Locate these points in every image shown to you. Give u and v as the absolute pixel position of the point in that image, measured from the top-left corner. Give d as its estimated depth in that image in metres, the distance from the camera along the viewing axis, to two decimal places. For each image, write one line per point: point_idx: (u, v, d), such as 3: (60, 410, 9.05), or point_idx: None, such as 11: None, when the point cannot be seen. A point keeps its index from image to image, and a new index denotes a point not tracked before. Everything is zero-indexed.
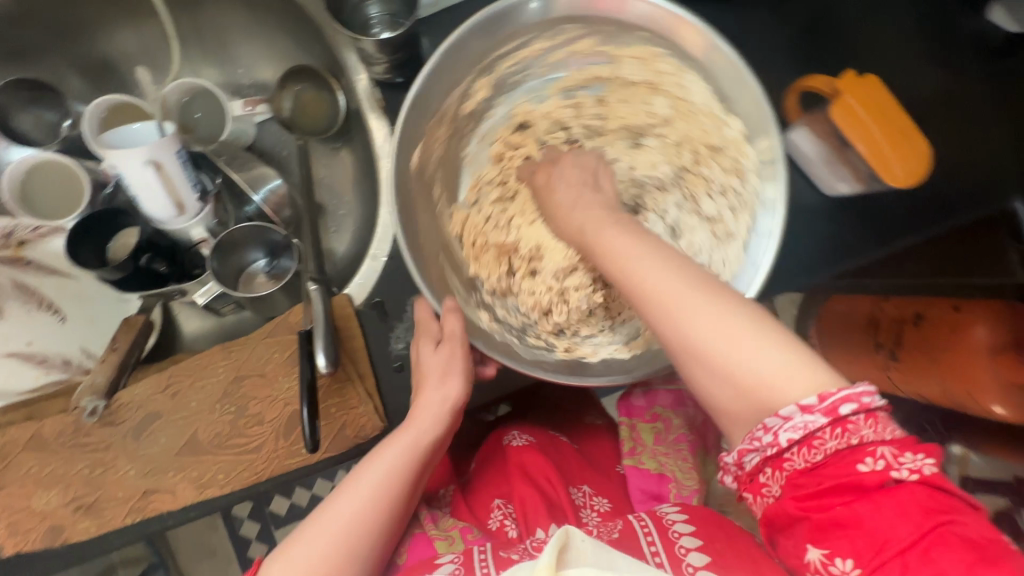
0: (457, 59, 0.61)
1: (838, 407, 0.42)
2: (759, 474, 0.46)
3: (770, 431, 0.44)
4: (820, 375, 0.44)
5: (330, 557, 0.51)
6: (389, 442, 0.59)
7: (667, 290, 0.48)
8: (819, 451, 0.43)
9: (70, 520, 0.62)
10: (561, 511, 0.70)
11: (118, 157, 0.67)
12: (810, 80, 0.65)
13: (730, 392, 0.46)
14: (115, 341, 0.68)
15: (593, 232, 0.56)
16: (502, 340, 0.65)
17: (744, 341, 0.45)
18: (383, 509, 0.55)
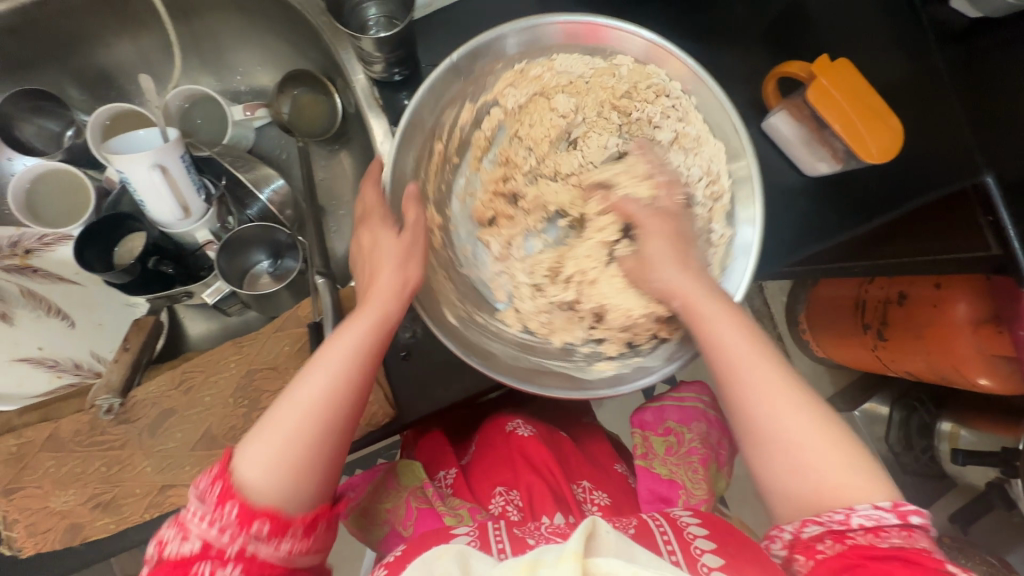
0: (458, 73, 0.65)
1: (907, 514, 0.49)
2: (816, 541, 0.51)
3: (843, 512, 0.50)
4: (885, 487, 0.52)
5: (293, 443, 0.51)
6: (342, 331, 0.56)
7: (775, 387, 0.56)
8: (883, 541, 0.49)
9: (89, 518, 0.63)
10: (565, 505, 0.70)
11: (124, 162, 0.68)
12: (785, 67, 0.70)
13: (806, 485, 0.53)
14: (127, 341, 0.70)
15: (699, 299, 0.60)
16: (526, 361, 0.66)
17: (825, 443, 0.53)
18: (345, 403, 0.54)
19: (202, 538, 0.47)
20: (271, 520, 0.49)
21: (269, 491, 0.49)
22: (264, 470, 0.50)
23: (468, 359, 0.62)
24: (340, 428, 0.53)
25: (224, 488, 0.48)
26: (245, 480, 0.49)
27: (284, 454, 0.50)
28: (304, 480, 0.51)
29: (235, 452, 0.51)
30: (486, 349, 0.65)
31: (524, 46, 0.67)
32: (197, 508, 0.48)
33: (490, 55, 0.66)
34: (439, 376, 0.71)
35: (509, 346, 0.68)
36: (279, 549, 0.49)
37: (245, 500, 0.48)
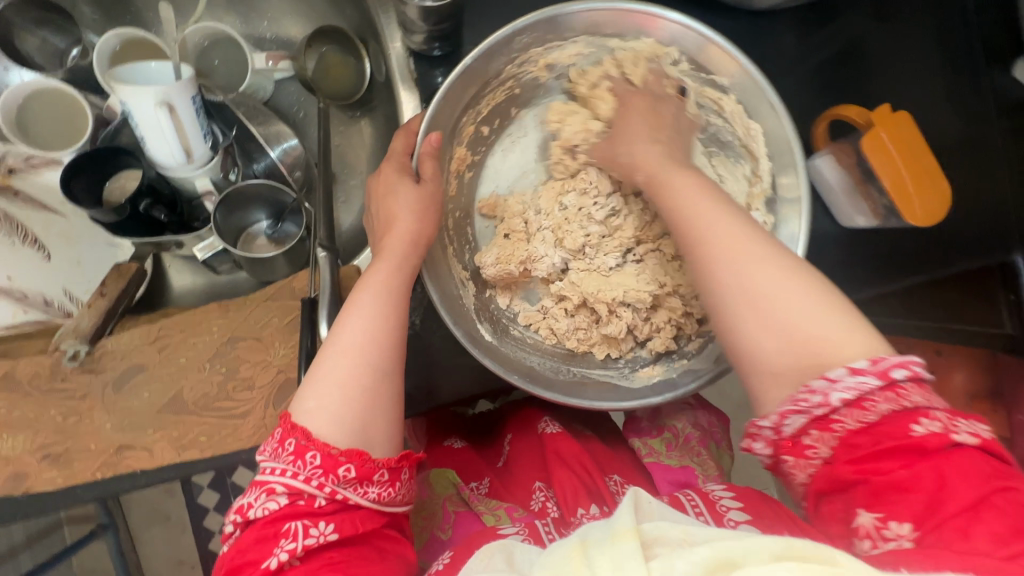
0: (504, 51, 0.60)
1: (890, 370, 0.43)
2: (803, 437, 0.45)
3: (822, 392, 0.43)
4: (873, 341, 0.45)
5: (352, 391, 0.47)
6: (364, 285, 0.52)
7: (732, 239, 0.49)
8: (872, 413, 0.42)
9: (36, 468, 0.58)
10: (599, 496, 0.68)
11: (130, 95, 0.64)
12: (843, 109, 0.65)
13: (775, 337, 0.46)
14: (104, 285, 0.65)
15: (665, 172, 0.54)
16: (538, 363, 0.64)
17: (803, 291, 0.47)
18: (379, 341, 0.49)
19: (287, 491, 0.43)
20: (359, 463, 0.45)
21: (347, 436, 0.46)
22: (336, 421, 0.46)
23: (512, 378, 0.58)
24: (384, 358, 0.49)
25: (298, 441, 0.44)
26: (318, 429, 0.45)
27: (348, 402, 0.46)
28: (372, 420, 0.47)
29: (297, 408, 0.47)
30: (527, 365, 0.62)
31: (576, 30, 0.61)
32: (277, 465, 0.44)
33: (542, 34, 0.60)
34: (431, 369, 0.67)
35: (548, 357, 0.66)
36: (368, 495, 0.46)
37: (323, 447, 0.44)
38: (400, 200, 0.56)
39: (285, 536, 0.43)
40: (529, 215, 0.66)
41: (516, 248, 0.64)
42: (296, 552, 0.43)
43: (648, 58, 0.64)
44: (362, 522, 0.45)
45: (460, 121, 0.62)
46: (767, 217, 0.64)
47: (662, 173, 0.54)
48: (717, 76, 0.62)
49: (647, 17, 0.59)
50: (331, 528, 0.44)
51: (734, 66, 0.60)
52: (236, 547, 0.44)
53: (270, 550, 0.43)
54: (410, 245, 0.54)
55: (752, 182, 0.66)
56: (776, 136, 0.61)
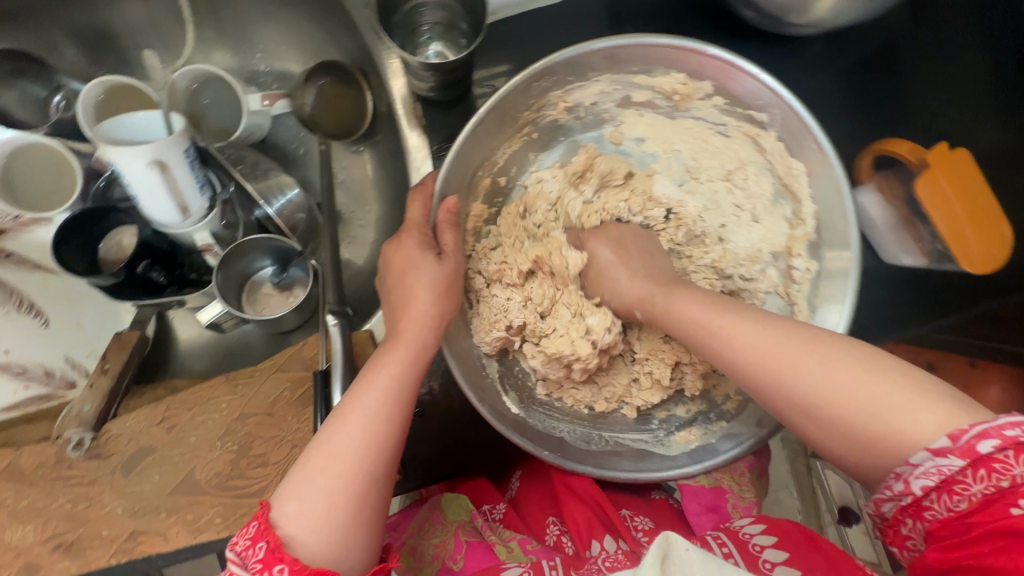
0: (521, 98, 0.55)
1: (976, 444, 0.35)
2: (900, 525, 0.40)
3: (901, 480, 0.37)
4: (941, 411, 0.37)
5: (338, 496, 0.43)
6: (373, 374, 0.48)
7: (775, 349, 0.43)
8: (964, 498, 0.35)
9: (49, 559, 0.56)
10: (614, 529, 0.67)
11: (117, 155, 0.59)
12: (891, 145, 0.60)
13: (848, 447, 0.40)
14: (105, 360, 0.62)
15: (662, 296, 0.52)
16: (555, 429, 0.59)
17: (880, 375, 0.39)
18: (385, 442, 0.46)
19: None
20: None
21: (322, 548, 0.42)
22: (315, 530, 0.42)
23: (543, 454, 0.54)
24: (377, 461, 0.45)
25: (270, 549, 0.40)
26: (292, 535, 0.42)
27: (332, 508, 0.43)
28: (360, 533, 0.43)
29: (274, 504, 0.43)
30: (556, 436, 0.58)
31: (598, 70, 0.55)
32: (238, 573, 0.40)
33: (562, 77, 0.55)
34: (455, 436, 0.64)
35: (578, 424, 0.61)
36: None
37: (294, 563, 0.40)
38: (421, 273, 0.51)
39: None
40: (539, 263, 0.59)
41: (490, 309, 0.58)
42: None
43: (678, 93, 0.58)
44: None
45: (476, 176, 0.58)
46: (810, 263, 0.57)
47: (663, 299, 0.52)
48: (756, 112, 0.55)
49: (683, 55, 0.52)
50: None
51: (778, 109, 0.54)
52: None
53: None
54: (431, 326, 0.51)
55: (793, 225, 0.59)
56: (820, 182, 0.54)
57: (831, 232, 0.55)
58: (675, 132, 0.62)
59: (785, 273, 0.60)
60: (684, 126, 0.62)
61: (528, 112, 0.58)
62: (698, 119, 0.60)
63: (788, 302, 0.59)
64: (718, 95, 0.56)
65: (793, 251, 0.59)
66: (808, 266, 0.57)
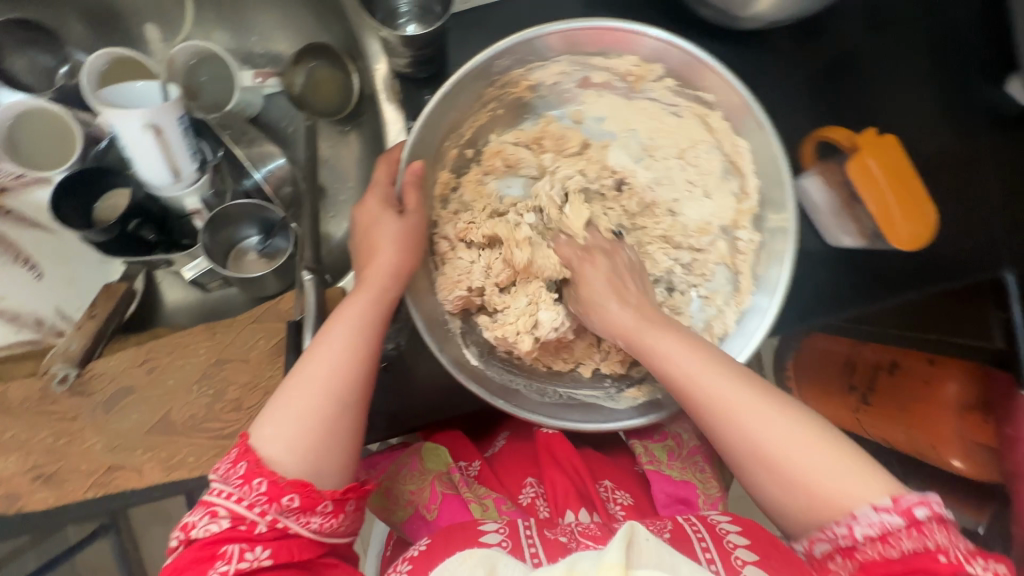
0: (483, 76, 0.61)
1: (912, 508, 0.44)
2: (828, 560, 0.47)
3: (846, 524, 0.46)
4: (879, 481, 0.47)
5: (312, 420, 0.47)
6: (342, 314, 0.52)
7: (725, 398, 0.51)
8: (894, 548, 0.44)
9: (28, 489, 0.59)
10: (589, 502, 0.70)
11: (115, 116, 0.64)
12: (830, 131, 0.65)
13: (801, 499, 0.49)
14: (94, 307, 0.66)
15: (645, 332, 0.55)
16: (508, 381, 0.63)
17: (819, 445, 0.49)
18: (353, 374, 0.50)
19: (230, 515, 0.43)
20: (303, 494, 0.45)
21: (298, 465, 0.46)
22: (288, 450, 0.46)
23: (498, 403, 0.59)
24: (344, 390, 0.49)
25: (249, 466, 0.45)
26: (271, 455, 0.46)
27: (307, 430, 0.47)
28: (331, 454, 0.48)
29: (254, 432, 0.47)
30: (512, 388, 0.63)
31: (555, 50, 0.61)
32: (221, 488, 0.44)
33: (522, 56, 0.61)
34: (417, 393, 0.67)
35: (535, 379, 0.65)
36: (309, 525, 0.46)
37: (273, 476, 0.44)
38: (382, 228, 0.56)
39: (221, 558, 0.42)
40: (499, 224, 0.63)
41: (453, 269, 0.63)
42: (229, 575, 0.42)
43: (631, 74, 0.64)
44: (299, 552, 0.45)
45: (443, 146, 0.63)
46: (754, 235, 0.64)
47: (640, 335, 0.56)
48: (704, 93, 0.62)
49: (623, 35, 0.59)
50: (266, 554, 0.43)
51: (721, 89, 0.60)
52: (174, 563, 0.43)
53: (204, 571, 0.43)
54: (394, 276, 0.55)
55: (740, 199, 0.65)
56: (762, 156, 0.61)
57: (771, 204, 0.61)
58: (632, 113, 0.68)
59: (731, 245, 0.66)
60: (640, 106, 0.68)
61: (491, 89, 0.63)
62: (653, 100, 0.66)
63: (734, 271, 0.65)
64: (669, 77, 0.63)
65: (738, 223, 0.65)
66: (752, 238, 0.64)
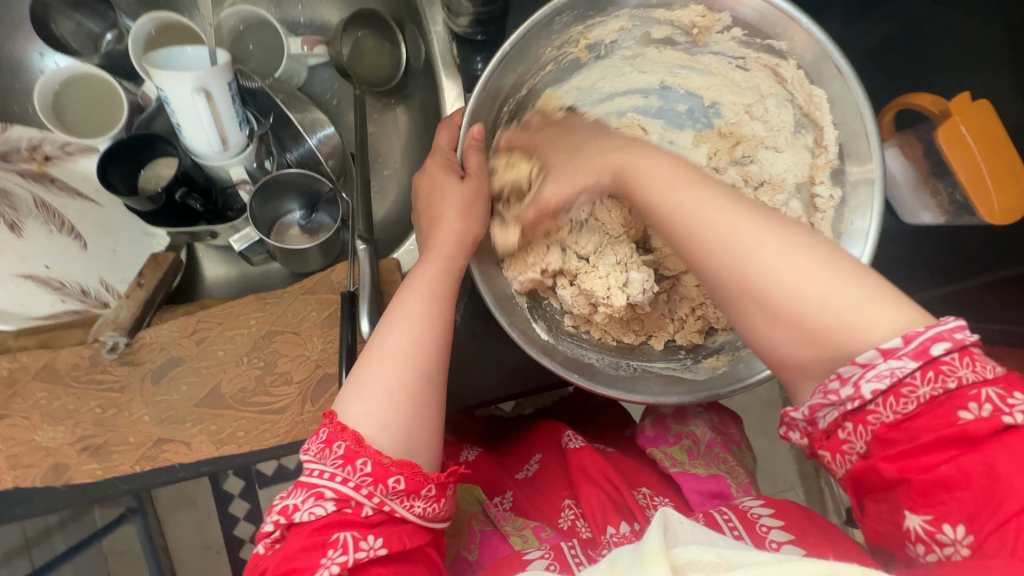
0: (544, 33, 0.57)
1: (928, 347, 0.36)
2: (837, 429, 0.40)
3: (851, 382, 0.38)
4: (893, 308, 0.39)
5: (399, 396, 0.44)
6: (412, 284, 0.50)
7: (715, 216, 0.43)
8: (910, 401, 0.37)
9: (76, 460, 0.58)
10: (628, 512, 0.64)
11: (165, 79, 0.61)
12: (914, 97, 0.61)
13: (796, 336, 0.40)
14: (141, 275, 0.64)
15: (636, 163, 0.48)
16: (580, 355, 0.60)
17: (805, 267, 0.40)
18: (432, 347, 0.47)
19: (336, 496, 0.40)
20: (409, 476, 0.42)
21: (394, 443, 0.43)
22: (381, 427, 0.43)
23: (573, 377, 0.56)
24: (426, 364, 0.46)
25: (350, 446, 0.41)
26: (367, 433, 0.42)
27: (394, 410, 0.44)
28: (421, 431, 0.44)
29: (339, 410, 0.44)
30: (586, 362, 0.59)
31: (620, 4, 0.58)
32: (321, 469, 0.41)
33: (583, 11, 0.57)
34: (473, 370, 0.65)
35: (606, 353, 0.62)
36: (414, 509, 0.42)
37: (376, 455, 0.41)
38: (445, 194, 0.54)
39: (332, 547, 0.39)
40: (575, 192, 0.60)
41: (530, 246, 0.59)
42: (347, 565, 0.39)
43: (696, 27, 0.60)
44: (409, 539, 0.42)
45: (502, 110, 0.60)
46: (833, 191, 0.59)
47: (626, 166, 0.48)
48: (775, 41, 0.57)
49: None
50: (379, 543, 0.40)
51: (797, 39, 0.55)
52: (282, 552, 0.40)
53: (317, 560, 0.39)
54: (460, 244, 0.52)
55: (815, 153, 0.60)
56: None
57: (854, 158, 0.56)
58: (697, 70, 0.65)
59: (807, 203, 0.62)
60: (703, 61, 0.64)
61: (553, 48, 0.60)
62: (716, 54, 0.62)
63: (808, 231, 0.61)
64: (736, 27, 0.58)
65: (814, 179, 0.61)
66: (832, 194, 0.58)
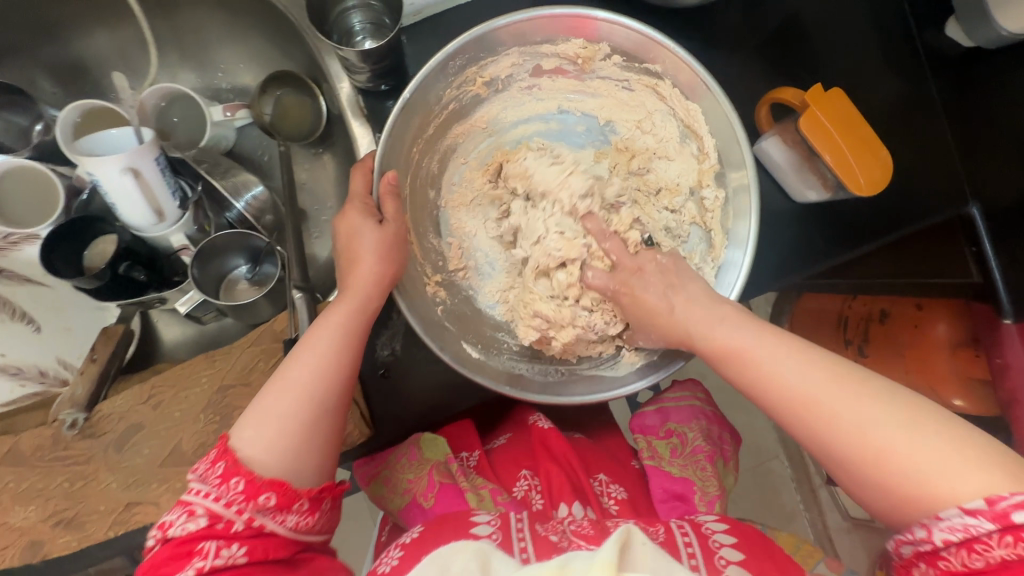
0: (440, 76, 0.63)
1: (1010, 513, 0.39)
2: (913, 566, 0.44)
3: (925, 528, 0.42)
4: (985, 474, 0.41)
5: (292, 420, 0.48)
6: (324, 321, 0.53)
7: (812, 392, 0.49)
8: (982, 557, 0.40)
9: (51, 535, 0.61)
10: (583, 495, 0.71)
11: (94, 164, 0.65)
12: (780, 93, 0.68)
13: (890, 498, 0.45)
14: (94, 351, 0.69)
15: (715, 333, 0.55)
16: (512, 367, 0.66)
17: (899, 431, 0.45)
18: (337, 378, 0.51)
19: (208, 514, 0.43)
20: (280, 493, 0.45)
21: (277, 464, 0.46)
22: (267, 448, 0.46)
23: (504, 389, 0.61)
24: (326, 393, 0.50)
25: (228, 466, 0.44)
26: (246, 454, 0.46)
27: (287, 435, 0.47)
28: (313, 454, 0.48)
29: (231, 433, 0.47)
30: (517, 373, 0.65)
31: (504, 44, 0.64)
32: (200, 488, 0.44)
33: (474, 54, 0.63)
34: (420, 393, 0.69)
35: (536, 361, 0.68)
36: (286, 523, 0.46)
37: (250, 475, 0.44)
38: (364, 236, 0.58)
39: (197, 555, 0.42)
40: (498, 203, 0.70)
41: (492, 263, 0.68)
42: (204, 570, 0.42)
43: (581, 57, 0.66)
44: (275, 550, 0.45)
45: (411, 152, 0.66)
46: (718, 191, 0.67)
47: (701, 332, 0.56)
48: (650, 65, 0.65)
49: (578, 20, 0.62)
50: (242, 551, 0.43)
51: (670, 64, 0.63)
52: (150, 560, 0.43)
53: (180, 568, 0.42)
54: (376, 283, 0.57)
55: (701, 159, 0.68)
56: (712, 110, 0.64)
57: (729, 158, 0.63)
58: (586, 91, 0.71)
59: (699, 205, 0.69)
60: (593, 85, 0.71)
61: (451, 89, 0.66)
62: (604, 79, 0.69)
63: (706, 229, 0.69)
64: (617, 54, 0.66)
65: (703, 183, 0.68)
66: (716, 195, 0.67)
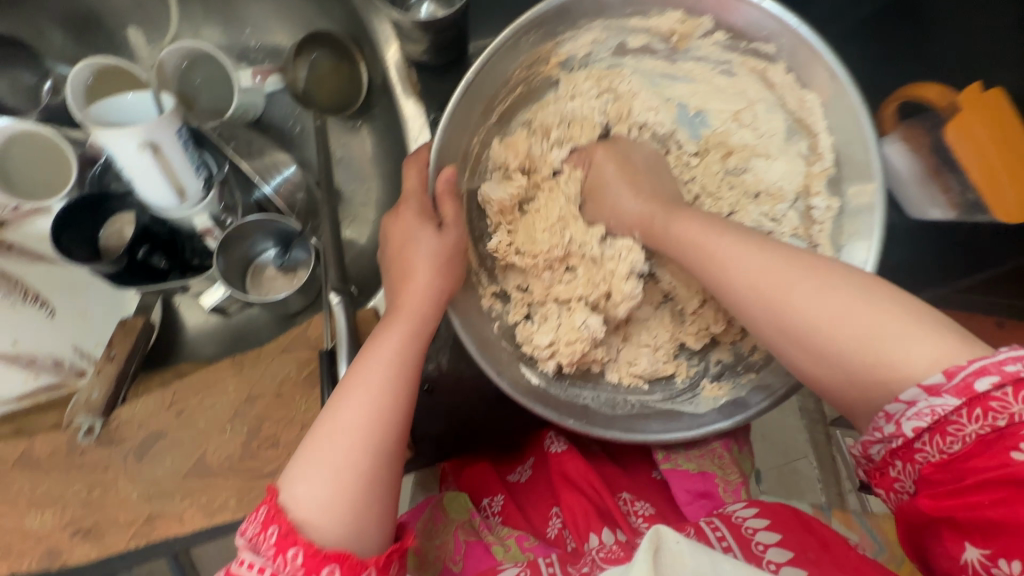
0: (511, 54, 0.54)
1: (971, 383, 0.35)
2: (889, 467, 0.41)
3: (892, 421, 0.38)
4: (941, 345, 0.37)
5: (350, 478, 0.41)
6: (372, 351, 0.46)
7: (763, 274, 0.44)
8: (956, 440, 0.36)
9: (69, 544, 0.56)
10: (610, 518, 0.58)
11: (108, 137, 0.56)
12: (921, 88, 0.59)
13: (844, 380, 0.41)
14: (112, 347, 0.63)
15: (660, 222, 0.51)
16: (576, 396, 0.57)
17: (844, 303, 0.40)
18: (390, 422, 0.44)
19: None
20: (346, 566, 0.39)
21: (337, 529, 0.40)
22: (325, 509, 0.40)
23: (568, 423, 0.53)
24: (382, 441, 0.43)
25: (282, 533, 0.39)
26: (303, 517, 0.40)
27: (344, 493, 0.41)
28: (371, 514, 0.42)
29: (282, 488, 0.42)
30: (580, 404, 0.56)
31: (588, 16, 0.55)
32: (252, 559, 0.39)
33: (550, 28, 0.54)
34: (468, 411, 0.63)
35: (602, 390, 0.59)
36: None
37: (309, 545, 0.39)
38: (420, 244, 0.49)
39: None
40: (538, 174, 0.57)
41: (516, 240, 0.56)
42: None
43: (676, 33, 0.56)
44: None
45: (473, 141, 0.57)
46: (831, 202, 0.55)
47: (663, 222, 0.51)
48: (761, 44, 0.54)
49: None
50: None
51: (787, 39, 0.52)
52: None
53: None
54: (431, 302, 0.49)
55: (810, 161, 0.56)
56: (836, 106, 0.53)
57: (850, 166, 0.53)
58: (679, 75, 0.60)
59: (804, 215, 0.57)
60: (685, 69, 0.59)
61: (522, 67, 0.56)
62: (699, 60, 0.58)
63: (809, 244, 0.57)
64: (719, 30, 0.55)
65: (811, 189, 0.56)
66: (829, 205, 0.55)
